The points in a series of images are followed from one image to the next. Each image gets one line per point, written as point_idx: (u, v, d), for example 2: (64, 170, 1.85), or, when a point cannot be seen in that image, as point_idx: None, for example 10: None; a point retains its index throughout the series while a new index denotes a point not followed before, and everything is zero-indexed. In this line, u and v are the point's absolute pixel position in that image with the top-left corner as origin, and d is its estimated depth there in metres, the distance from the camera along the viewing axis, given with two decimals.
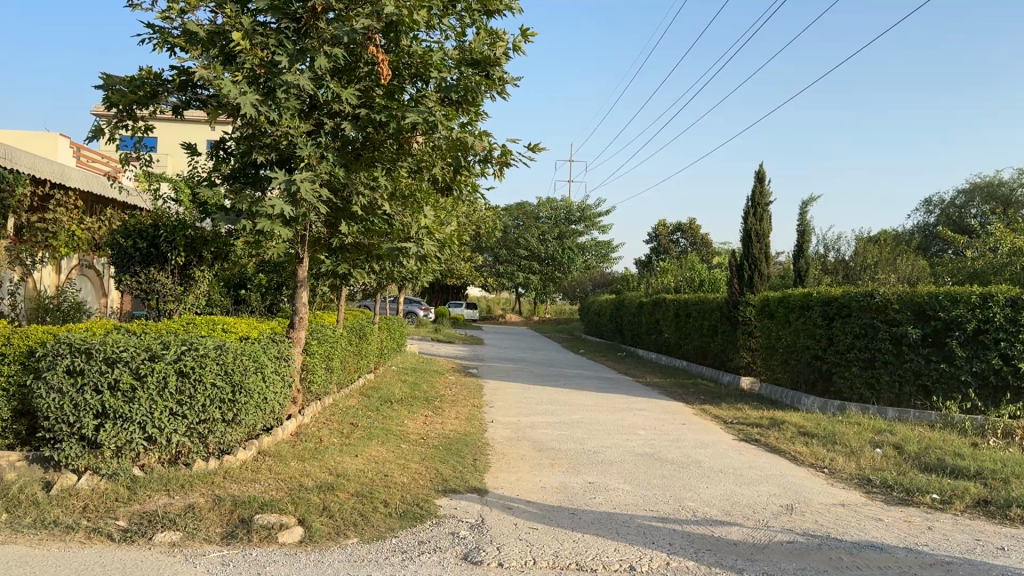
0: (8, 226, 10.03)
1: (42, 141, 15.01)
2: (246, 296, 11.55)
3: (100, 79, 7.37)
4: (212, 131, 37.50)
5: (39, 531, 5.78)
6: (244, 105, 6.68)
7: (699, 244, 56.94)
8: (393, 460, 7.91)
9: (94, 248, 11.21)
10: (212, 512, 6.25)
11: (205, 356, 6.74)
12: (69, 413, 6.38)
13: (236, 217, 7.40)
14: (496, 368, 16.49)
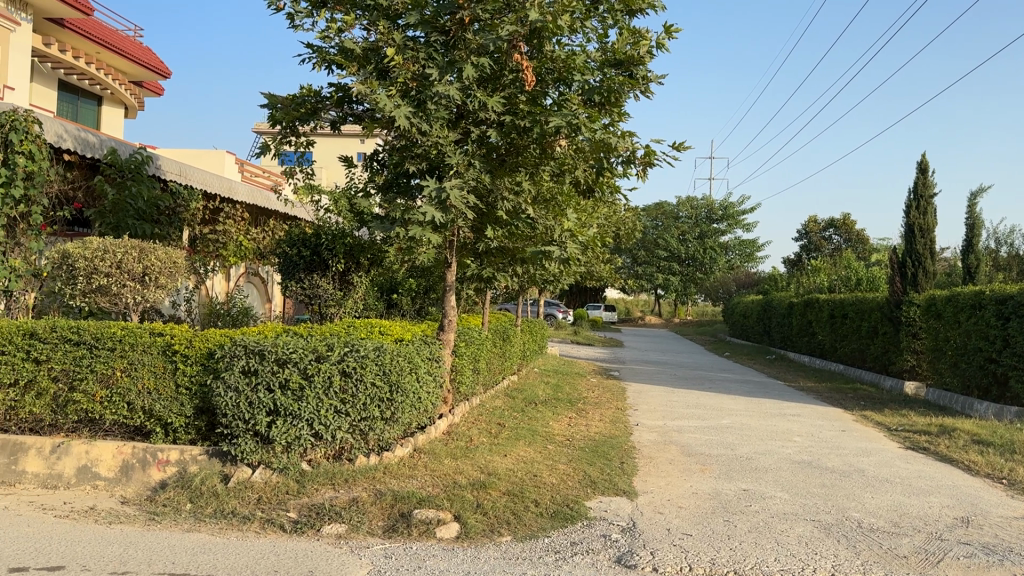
0: (184, 238, 11.01)
1: (211, 157, 16.16)
2: (398, 300, 11.98)
3: (266, 99, 7.90)
4: (364, 145, 39.55)
5: (220, 521, 6.22)
6: (397, 117, 6.96)
7: (853, 241, 54.28)
8: (542, 461, 7.98)
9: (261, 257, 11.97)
10: (374, 505, 6.53)
11: (366, 357, 7.04)
12: (245, 410, 6.79)
13: (390, 225, 7.69)
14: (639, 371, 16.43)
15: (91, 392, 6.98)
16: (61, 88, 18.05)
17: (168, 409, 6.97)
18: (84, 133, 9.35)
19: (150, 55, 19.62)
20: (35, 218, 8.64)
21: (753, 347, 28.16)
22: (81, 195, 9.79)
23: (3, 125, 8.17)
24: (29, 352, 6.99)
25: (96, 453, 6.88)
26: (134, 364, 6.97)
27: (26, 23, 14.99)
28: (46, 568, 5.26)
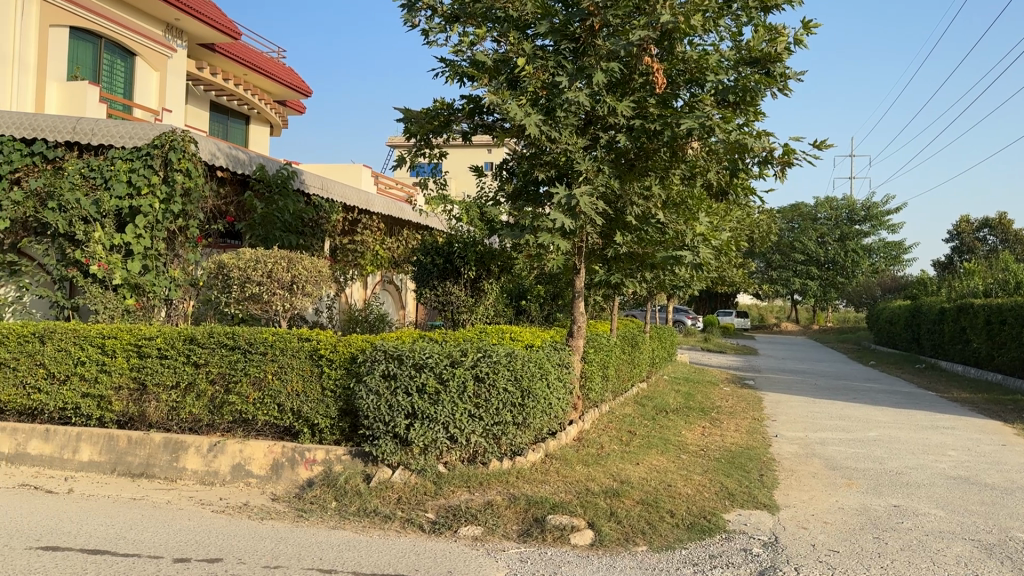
0: (325, 248, 11.60)
1: (349, 170, 16.91)
2: (527, 306, 12.03)
3: (402, 113, 8.19)
4: (491, 154, 40.39)
5: (363, 519, 6.47)
6: (528, 125, 7.02)
7: (1011, 242, 50.30)
8: (676, 471, 7.83)
9: (394, 266, 12.36)
10: (509, 509, 6.58)
11: (498, 362, 7.13)
12: (385, 412, 7.02)
13: (520, 232, 7.71)
14: (775, 380, 15.92)
15: (246, 394, 7.36)
16: (213, 110, 19.47)
17: (315, 410, 7.30)
18: (235, 150, 9.92)
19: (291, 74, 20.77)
20: (192, 231, 9.42)
21: (901, 355, 26.62)
22: (233, 209, 10.36)
23: (164, 146, 8.98)
24: (189, 356, 7.41)
25: (249, 452, 7.23)
26: (284, 367, 7.33)
27: (182, 50, 16.26)
28: (207, 560, 5.61)
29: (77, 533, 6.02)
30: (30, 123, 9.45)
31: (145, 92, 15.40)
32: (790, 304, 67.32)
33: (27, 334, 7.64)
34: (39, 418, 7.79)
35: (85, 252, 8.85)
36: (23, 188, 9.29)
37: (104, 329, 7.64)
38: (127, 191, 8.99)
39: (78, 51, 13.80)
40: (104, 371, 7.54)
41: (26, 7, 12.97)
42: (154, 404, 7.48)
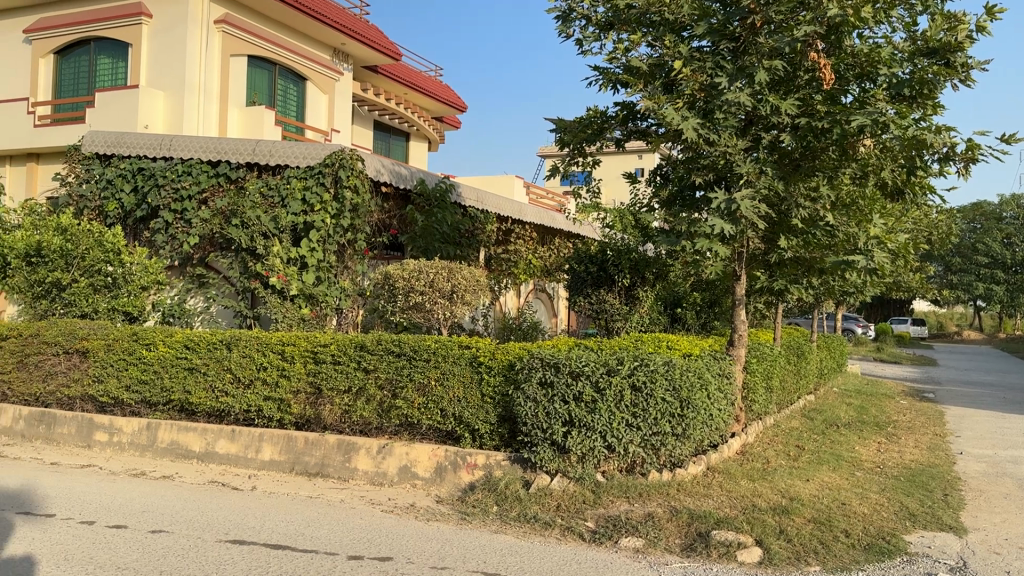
0: (481, 258, 11.97)
1: (502, 182, 17.32)
2: (682, 314, 12.05)
3: (555, 123, 8.26)
4: (647, 159, 40.05)
5: (523, 525, 6.52)
6: (685, 129, 6.87)
7: None
8: (849, 488, 7.40)
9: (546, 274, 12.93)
10: (671, 522, 6.39)
11: (656, 371, 6.97)
12: (543, 419, 7.04)
13: (676, 239, 7.49)
14: (960, 392, 14.76)
15: (411, 399, 7.63)
16: (377, 129, 20.57)
17: (475, 416, 7.45)
18: (397, 166, 10.41)
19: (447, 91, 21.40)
20: (360, 244, 9.98)
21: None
22: (396, 222, 10.75)
23: (335, 164, 9.59)
24: (359, 362, 7.80)
25: (415, 455, 7.50)
26: (446, 374, 7.55)
27: (346, 72, 17.27)
28: (378, 558, 5.82)
29: (260, 528, 6.40)
30: (216, 147, 10.37)
31: (316, 114, 16.48)
32: (971, 312, 62.10)
33: (215, 341, 8.30)
34: (225, 419, 8.37)
35: (265, 265, 9.61)
36: (211, 207, 10.28)
37: (283, 337, 8.19)
38: (302, 208, 9.67)
39: (255, 78, 14.88)
40: (284, 376, 8.05)
41: (212, 38, 14.01)
42: (328, 408, 7.89)
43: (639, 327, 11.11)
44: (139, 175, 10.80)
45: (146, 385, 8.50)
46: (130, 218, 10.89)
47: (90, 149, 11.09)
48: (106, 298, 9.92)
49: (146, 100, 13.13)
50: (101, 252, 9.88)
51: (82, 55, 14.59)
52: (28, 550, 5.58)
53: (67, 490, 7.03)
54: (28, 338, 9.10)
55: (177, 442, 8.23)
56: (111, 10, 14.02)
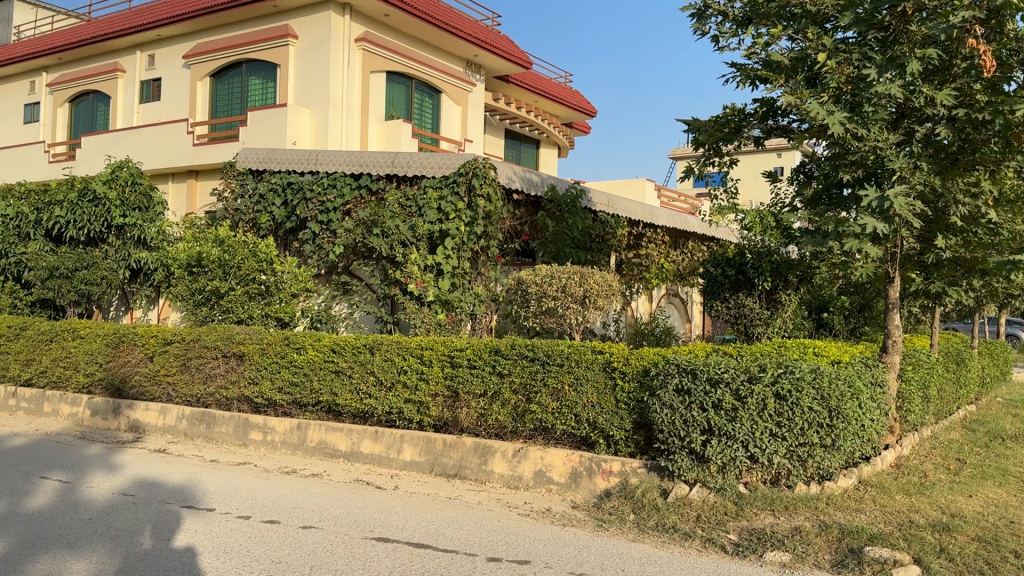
0: (612, 262, 12.09)
1: (633, 186, 17.15)
2: (829, 319, 11.90)
3: (690, 123, 8.11)
4: (783, 158, 38.77)
5: (662, 535, 6.28)
6: (831, 124, 6.59)
7: None
8: (1019, 507, 6.81)
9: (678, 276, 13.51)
10: (819, 538, 6.01)
11: (802, 379, 6.67)
12: (680, 427, 6.82)
13: (822, 239, 7.18)
14: None
15: (545, 404, 7.63)
16: (509, 136, 20.94)
17: (610, 422, 7.34)
18: (528, 173, 10.63)
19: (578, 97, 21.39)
20: (492, 251, 10.16)
21: None
22: (527, 228, 10.83)
23: (468, 173, 9.91)
24: (494, 366, 7.90)
25: (550, 459, 7.49)
26: (580, 379, 7.50)
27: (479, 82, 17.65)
28: (517, 561, 5.82)
29: (402, 527, 6.54)
30: (358, 160, 10.89)
31: (449, 125, 16.95)
32: None
33: (359, 345, 8.66)
34: (369, 420, 8.69)
35: (403, 272, 10.02)
36: (353, 218, 10.80)
37: (421, 341, 8.44)
38: (437, 217, 10.02)
39: (394, 93, 15.61)
40: (423, 379, 8.29)
41: (352, 55, 14.66)
42: (465, 411, 8.05)
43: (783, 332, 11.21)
44: (288, 189, 11.47)
45: (297, 387, 8.95)
46: (281, 230, 11.59)
47: (244, 165, 11.81)
48: (260, 304, 10.53)
49: (294, 117, 13.88)
50: (255, 262, 10.55)
51: (235, 76, 15.64)
52: (191, 541, 5.95)
53: (226, 486, 7.49)
54: (191, 343, 9.80)
55: (325, 442, 8.62)
56: (259, 34, 14.98)
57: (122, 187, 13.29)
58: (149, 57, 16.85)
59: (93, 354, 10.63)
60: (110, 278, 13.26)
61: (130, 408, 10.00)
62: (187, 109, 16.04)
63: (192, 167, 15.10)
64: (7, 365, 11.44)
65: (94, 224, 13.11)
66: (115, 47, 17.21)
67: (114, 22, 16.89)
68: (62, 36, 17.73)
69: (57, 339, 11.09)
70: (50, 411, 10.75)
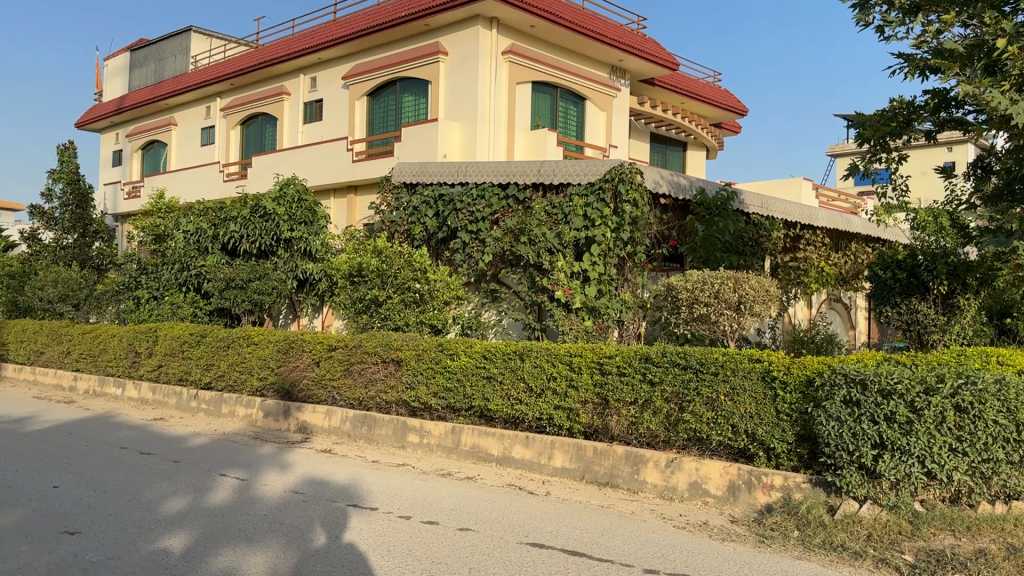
0: (767, 266, 11.92)
1: (790, 186, 16.52)
2: (1013, 323, 11.53)
3: (852, 117, 7.74)
4: (949, 151, 36.27)
5: (829, 553, 5.94)
6: (1016, 114, 6.04)
7: None
8: None
9: (841, 280, 13.04)
10: (1009, 561, 5.44)
11: (985, 390, 6.15)
12: (848, 441, 6.41)
13: (1006, 239, 6.53)
14: None
15: (699, 413, 7.43)
16: (655, 139, 20.75)
17: (770, 434, 7.04)
18: (676, 176, 10.58)
19: (728, 96, 20.79)
20: (639, 256, 10.17)
21: None
22: (675, 232, 10.83)
23: (614, 179, 9.98)
24: (645, 374, 7.82)
25: (706, 471, 7.28)
26: (736, 389, 7.27)
27: (625, 87, 17.52)
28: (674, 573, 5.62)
29: (556, 533, 6.54)
30: (507, 170, 11.20)
31: (594, 132, 16.98)
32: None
33: (510, 352, 8.84)
34: (520, 426, 8.81)
35: (550, 279, 10.09)
36: (502, 226, 11.07)
37: (570, 348, 8.51)
38: (584, 224, 10.14)
39: (540, 103, 15.89)
40: (572, 387, 8.31)
41: (498, 68, 14.98)
42: (615, 419, 7.99)
43: (959, 338, 10.84)
44: (439, 201, 12.02)
45: (451, 392, 9.25)
46: (433, 240, 12.13)
47: (399, 179, 12.56)
48: (415, 312, 10.99)
49: (445, 131, 14.37)
50: (410, 271, 11.01)
51: (390, 95, 16.36)
52: (356, 539, 6.22)
53: (387, 487, 7.81)
54: (353, 349, 10.33)
55: (478, 446, 8.82)
56: (409, 52, 15.63)
57: (290, 203, 14.29)
58: (311, 80, 17.94)
59: (265, 359, 11.40)
60: (279, 288, 14.06)
61: (299, 410, 10.67)
62: (346, 127, 16.95)
63: (351, 183, 15.97)
64: (189, 370, 12.46)
65: (265, 237, 14.09)
66: (280, 72, 18.48)
67: (278, 49, 18.14)
68: (234, 64, 19.22)
69: (233, 346, 11.97)
70: (228, 413, 11.63)
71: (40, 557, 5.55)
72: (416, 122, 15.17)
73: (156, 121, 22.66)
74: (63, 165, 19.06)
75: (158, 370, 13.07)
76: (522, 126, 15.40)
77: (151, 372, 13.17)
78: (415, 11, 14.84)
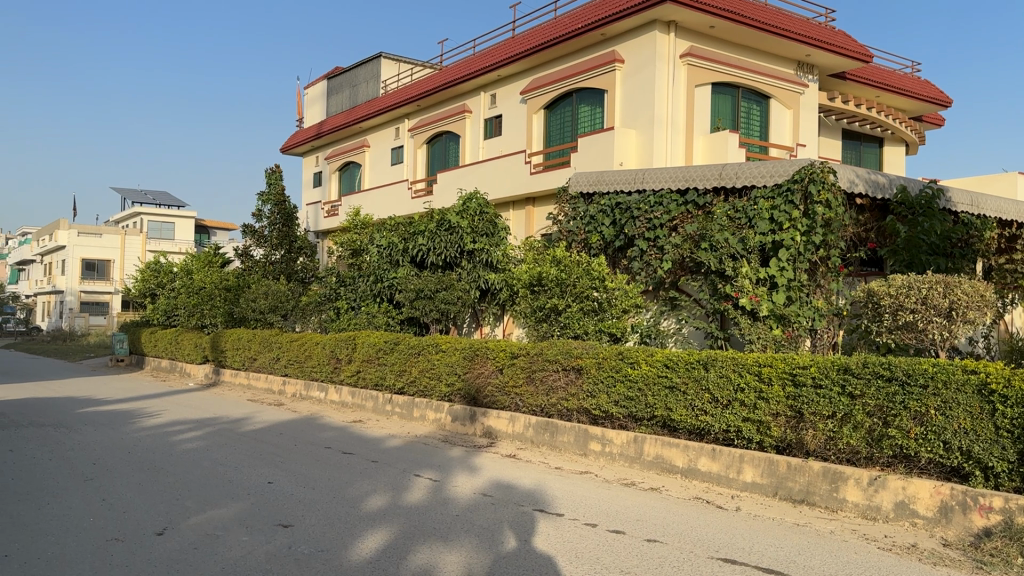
0: (979, 269, 10.97)
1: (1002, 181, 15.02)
2: None
3: None
4: None
5: None
6: None
7: None
8: None
9: None
10: None
11: None
12: None
13: None
14: None
15: (907, 428, 6.90)
16: (845, 138, 19.61)
17: (988, 452, 6.36)
18: (874, 175, 10.12)
19: (929, 87, 19.24)
20: (834, 261, 9.68)
21: None
22: (873, 235, 10.31)
23: (805, 179, 9.67)
24: (844, 387, 7.38)
25: (914, 490, 6.71)
26: (948, 403, 6.65)
27: (812, 84, 16.68)
28: None
29: (750, 550, 6.27)
30: (685, 175, 11.25)
31: (779, 131, 16.29)
32: None
33: (694, 361, 8.67)
34: (706, 438, 8.60)
35: (734, 286, 9.92)
36: (680, 233, 11.06)
37: (759, 358, 8.20)
38: (771, 227, 9.92)
39: (720, 104, 15.52)
40: (762, 399, 8.00)
41: (677, 72, 14.80)
42: (811, 433, 7.59)
43: None
44: (617, 209, 12.15)
45: (632, 401, 9.21)
46: (610, 248, 12.26)
47: (576, 189, 12.87)
48: (594, 320, 11.06)
49: (621, 139, 14.41)
50: (588, 280, 11.12)
51: (567, 106, 16.60)
52: (546, 544, 6.32)
53: (573, 494, 7.88)
54: (534, 356, 10.57)
55: (662, 456, 8.70)
56: (584, 64, 15.79)
57: (472, 216, 14.87)
58: (491, 97, 18.57)
59: (452, 365, 11.90)
60: (463, 297, 14.57)
61: (484, 416, 11.03)
62: (524, 140, 17.40)
63: (530, 195, 16.38)
64: (384, 375, 13.27)
65: (449, 249, 14.74)
66: (461, 91, 19.29)
67: (459, 70, 18.98)
68: (419, 87, 20.33)
69: (424, 353, 12.59)
70: (419, 416, 12.22)
71: (260, 547, 6.07)
72: (592, 131, 15.30)
73: (350, 144, 24.42)
74: (271, 188, 21.00)
75: (356, 376, 14.01)
76: (700, 129, 15.05)
77: (350, 377, 14.14)
78: (592, 21, 15.00)
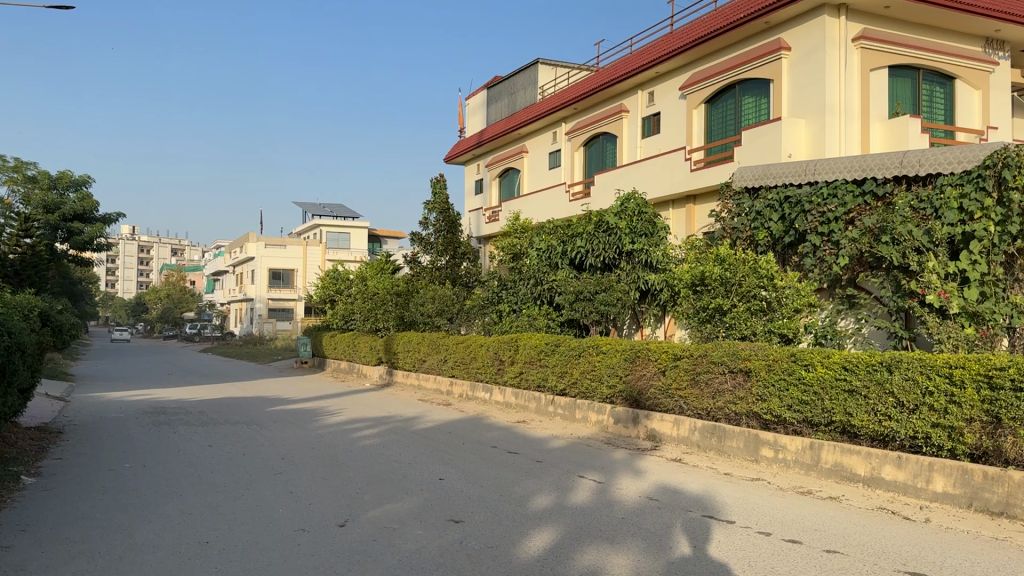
0: None
1: None
2: None
3: None
4: None
5: None
6: None
7: None
8: None
9: None
10: None
11: None
12: None
13: None
14: None
15: None
16: None
17: None
18: None
19: None
20: None
21: None
22: None
23: (996, 165, 8.94)
24: None
25: None
26: None
27: (1004, 61, 15.18)
28: None
29: (941, 564, 5.80)
30: (861, 165, 10.67)
31: (967, 114, 14.95)
32: None
33: (875, 363, 8.16)
34: (891, 445, 8.03)
35: (920, 282, 9.25)
36: (858, 226, 10.47)
37: (952, 360, 7.55)
38: (959, 218, 9.23)
39: (897, 87, 14.48)
40: (955, 403, 7.37)
41: (848, 56, 13.94)
42: (1011, 440, 6.83)
43: None
44: (786, 203, 11.72)
45: (807, 405, 8.82)
46: (779, 244, 11.89)
47: (740, 184, 12.45)
48: (763, 321, 10.69)
49: (788, 130, 13.81)
50: (755, 279, 10.79)
51: (729, 99, 16.09)
52: (718, 552, 6.17)
53: (743, 501, 7.64)
54: (699, 358, 10.42)
55: (842, 464, 8.23)
56: (747, 54, 15.26)
57: (631, 217, 14.81)
58: (648, 95, 18.38)
59: (613, 367, 11.91)
60: (623, 298, 14.44)
61: (647, 418, 10.91)
62: (684, 137, 17.07)
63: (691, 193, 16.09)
64: (546, 376, 13.45)
65: (608, 251, 14.90)
66: (619, 91, 19.23)
67: (616, 70, 18.94)
68: (576, 90, 20.47)
69: (584, 355, 12.66)
70: (581, 418, 12.28)
71: (433, 541, 6.36)
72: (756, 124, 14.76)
73: (509, 151, 25.01)
74: (436, 197, 21.87)
75: (519, 377, 14.31)
76: (875, 115, 14.12)
77: (513, 378, 14.46)
78: (755, 10, 14.46)
